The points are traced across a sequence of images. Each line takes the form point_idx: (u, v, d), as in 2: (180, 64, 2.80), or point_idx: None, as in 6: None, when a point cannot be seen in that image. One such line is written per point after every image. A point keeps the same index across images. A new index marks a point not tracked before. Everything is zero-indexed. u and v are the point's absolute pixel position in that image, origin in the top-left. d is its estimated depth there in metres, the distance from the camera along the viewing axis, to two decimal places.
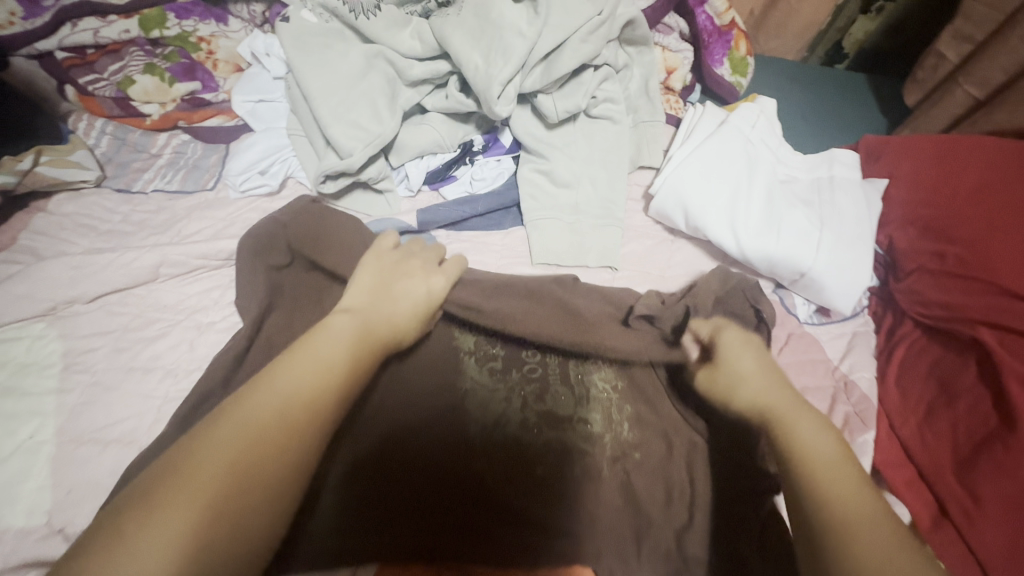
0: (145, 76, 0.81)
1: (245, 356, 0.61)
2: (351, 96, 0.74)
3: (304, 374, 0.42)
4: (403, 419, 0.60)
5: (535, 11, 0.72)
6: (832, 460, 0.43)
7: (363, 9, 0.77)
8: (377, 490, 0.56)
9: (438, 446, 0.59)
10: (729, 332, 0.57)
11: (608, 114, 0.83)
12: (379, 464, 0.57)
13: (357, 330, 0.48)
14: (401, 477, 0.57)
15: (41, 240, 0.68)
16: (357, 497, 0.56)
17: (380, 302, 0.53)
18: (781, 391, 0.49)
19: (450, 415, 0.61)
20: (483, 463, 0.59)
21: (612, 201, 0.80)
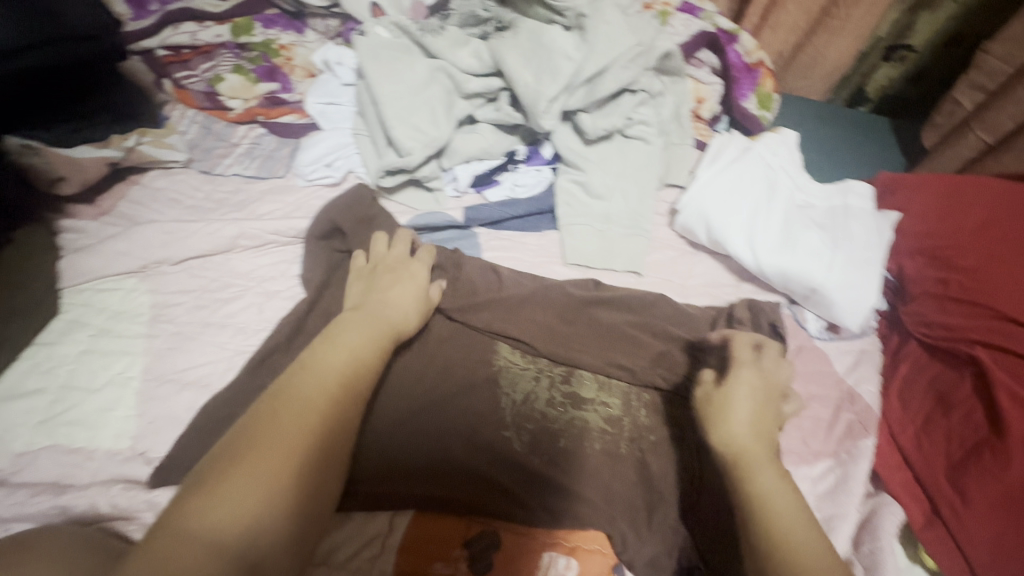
0: (233, 75, 0.93)
1: (306, 320, 0.68)
2: (415, 102, 0.83)
3: (336, 358, 0.53)
4: (418, 390, 0.67)
5: (583, 39, 0.81)
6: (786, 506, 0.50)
7: (431, 29, 0.88)
8: (401, 449, 0.63)
9: (462, 416, 0.66)
10: (727, 386, 0.61)
11: (641, 134, 0.91)
12: (414, 426, 0.64)
13: (371, 328, 0.58)
14: (421, 441, 0.63)
15: (136, 208, 0.77)
16: (397, 449, 0.63)
17: (374, 306, 0.62)
18: (750, 437, 0.56)
19: (474, 389, 0.68)
20: (505, 435, 0.65)
21: (640, 213, 0.88)
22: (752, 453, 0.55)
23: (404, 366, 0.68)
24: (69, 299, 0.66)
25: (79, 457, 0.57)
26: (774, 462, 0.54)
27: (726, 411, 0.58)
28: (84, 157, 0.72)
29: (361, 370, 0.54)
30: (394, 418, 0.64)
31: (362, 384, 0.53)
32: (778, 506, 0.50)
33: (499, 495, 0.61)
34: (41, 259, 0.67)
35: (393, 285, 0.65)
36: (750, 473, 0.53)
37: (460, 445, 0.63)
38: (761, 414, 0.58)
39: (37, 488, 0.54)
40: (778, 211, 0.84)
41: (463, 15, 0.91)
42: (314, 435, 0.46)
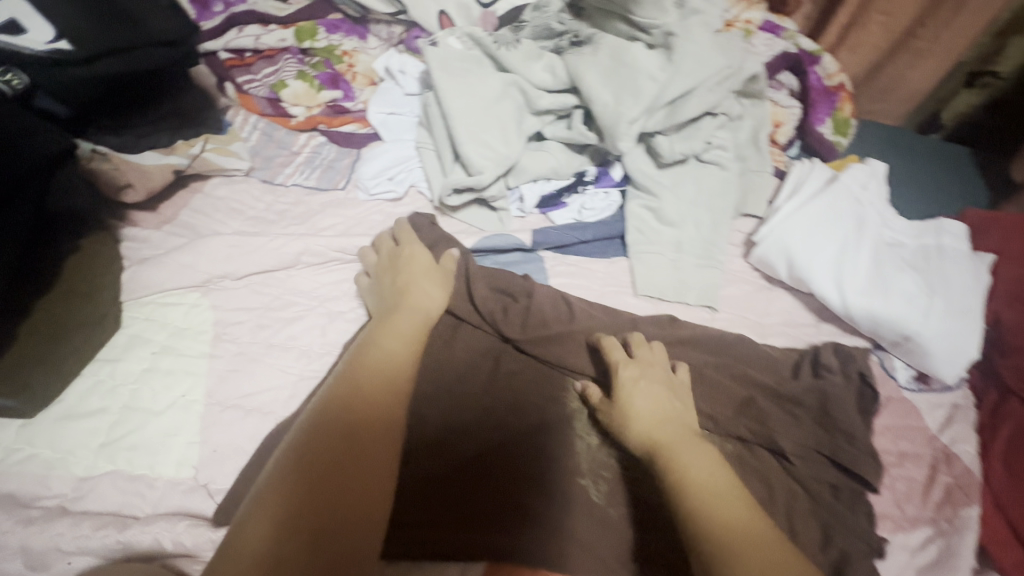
0: (297, 82, 0.90)
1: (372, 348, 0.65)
2: (487, 118, 0.80)
3: (368, 358, 0.57)
4: (459, 414, 0.63)
5: (669, 59, 0.77)
6: (710, 483, 0.50)
7: (506, 42, 0.84)
8: (446, 479, 0.60)
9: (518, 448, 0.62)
10: (624, 379, 0.62)
11: (718, 160, 0.87)
12: (483, 465, 0.60)
13: (402, 328, 0.62)
14: (461, 468, 0.60)
15: (198, 218, 0.74)
16: (466, 490, 0.59)
17: (398, 310, 0.63)
18: (662, 427, 0.57)
19: (527, 417, 0.64)
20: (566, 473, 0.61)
21: (714, 243, 0.83)
22: (671, 440, 0.55)
23: (439, 386, 0.65)
24: (131, 312, 0.64)
25: (141, 484, 0.54)
26: (690, 442, 0.55)
27: (630, 406, 0.60)
28: (151, 164, 0.70)
29: (389, 372, 0.56)
30: (430, 442, 0.62)
31: (391, 377, 0.55)
32: (704, 483, 0.50)
33: (573, 539, 0.57)
34: (109, 270, 0.64)
35: (409, 280, 0.67)
36: (674, 460, 0.53)
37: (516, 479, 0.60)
38: (665, 405, 0.60)
39: (97, 519, 0.51)
40: (867, 249, 0.78)
41: (537, 28, 0.86)
42: (354, 442, 0.48)
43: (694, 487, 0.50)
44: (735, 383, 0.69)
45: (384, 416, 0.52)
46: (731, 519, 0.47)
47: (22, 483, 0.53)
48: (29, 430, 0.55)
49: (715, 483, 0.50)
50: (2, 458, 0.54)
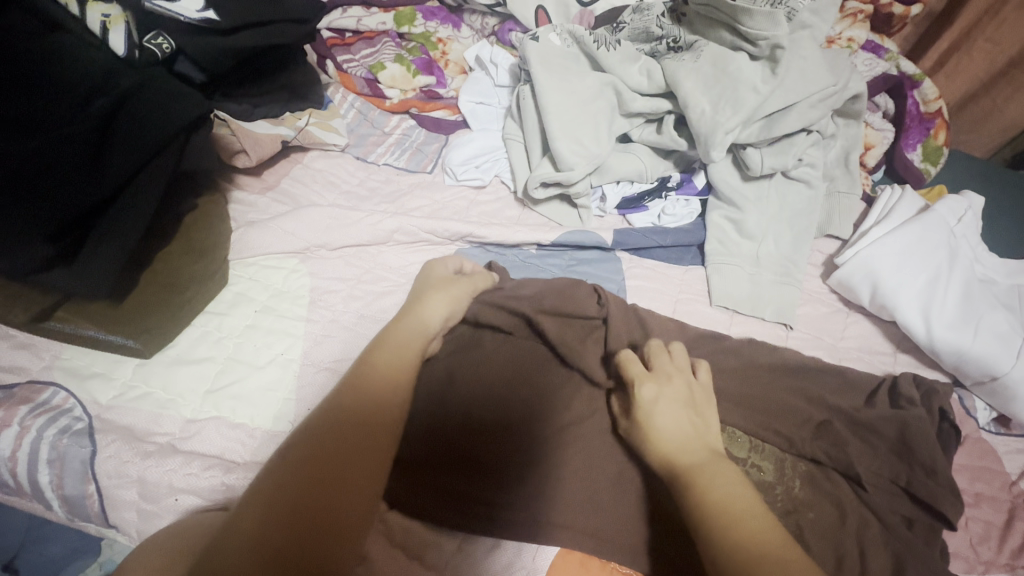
0: (395, 64, 0.93)
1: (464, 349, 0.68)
2: (581, 116, 0.81)
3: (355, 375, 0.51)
4: (493, 408, 0.62)
5: (772, 72, 0.76)
6: (741, 506, 0.47)
7: (606, 42, 0.84)
8: (483, 456, 0.59)
9: (556, 435, 0.61)
10: (643, 398, 0.58)
11: (806, 177, 0.85)
12: (535, 467, 0.59)
13: (392, 340, 0.55)
14: (491, 449, 0.60)
15: (298, 187, 0.78)
16: (513, 485, 0.58)
17: (398, 322, 0.58)
18: (686, 449, 0.54)
19: (565, 409, 0.63)
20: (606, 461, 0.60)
21: (794, 261, 0.82)
22: (692, 462, 0.52)
23: (461, 382, 0.64)
24: (238, 271, 0.68)
25: (241, 433, 0.57)
26: (714, 465, 0.52)
27: (653, 424, 0.56)
28: (262, 132, 0.74)
29: (387, 391, 0.50)
30: (461, 430, 0.61)
31: (366, 401, 0.49)
32: (732, 507, 0.47)
33: (627, 522, 0.57)
34: (219, 230, 0.68)
35: (420, 300, 0.61)
36: (699, 482, 0.50)
37: (559, 462, 0.60)
38: (687, 425, 0.56)
39: (205, 461, 0.55)
40: (958, 282, 0.76)
41: (635, 31, 0.87)
42: (330, 478, 0.43)
43: (715, 506, 0.48)
44: (809, 404, 0.68)
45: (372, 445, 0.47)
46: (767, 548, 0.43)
47: (138, 418, 0.56)
48: (144, 370, 0.59)
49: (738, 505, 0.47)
50: (119, 393, 0.57)
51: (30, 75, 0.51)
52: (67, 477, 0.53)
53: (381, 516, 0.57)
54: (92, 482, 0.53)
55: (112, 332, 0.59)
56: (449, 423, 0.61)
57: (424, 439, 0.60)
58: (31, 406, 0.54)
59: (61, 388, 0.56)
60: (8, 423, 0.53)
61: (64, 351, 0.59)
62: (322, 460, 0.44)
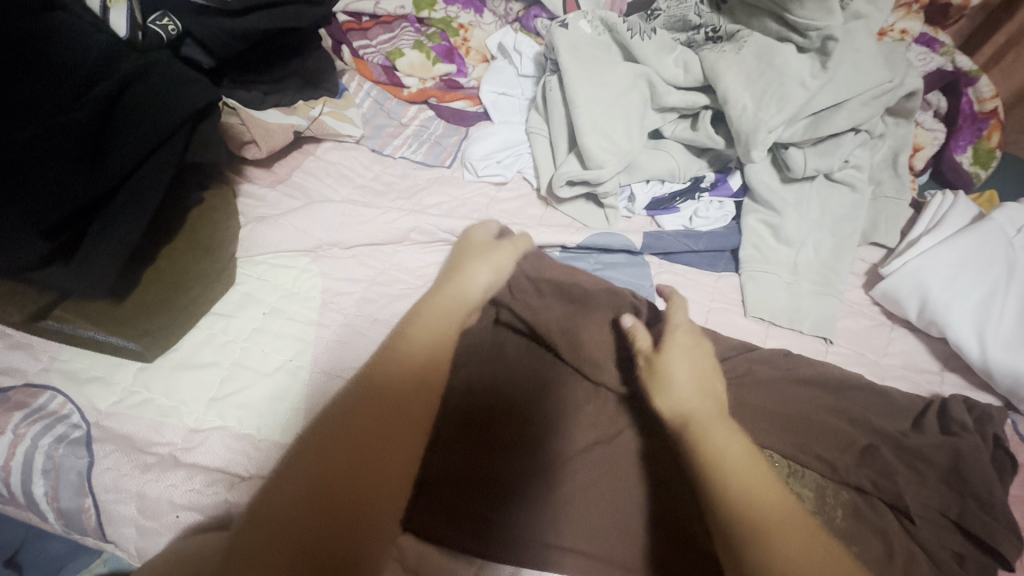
0: (413, 52, 0.88)
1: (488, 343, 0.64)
2: (612, 110, 0.76)
3: (408, 342, 0.51)
4: (517, 420, 0.59)
5: (823, 66, 0.70)
6: (740, 463, 0.46)
7: (640, 30, 0.79)
8: (500, 473, 0.55)
9: (577, 452, 0.57)
10: (660, 354, 0.55)
11: (850, 180, 0.80)
12: (556, 486, 0.55)
13: (433, 311, 0.55)
14: (508, 464, 0.56)
15: (310, 181, 0.74)
16: (534, 504, 0.54)
17: (439, 292, 0.58)
18: (698, 399, 0.51)
19: (585, 428, 0.59)
20: (634, 485, 0.56)
21: (835, 270, 0.77)
22: (700, 413, 0.50)
23: (484, 387, 0.60)
24: (246, 269, 0.64)
25: (246, 445, 0.53)
26: (725, 421, 0.50)
27: (669, 375, 0.53)
28: (273, 122, 0.69)
29: (421, 363, 0.50)
30: (479, 441, 0.57)
31: (417, 374, 0.49)
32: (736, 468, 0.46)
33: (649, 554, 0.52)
34: (226, 225, 0.64)
35: (459, 273, 0.60)
36: (699, 432, 0.49)
37: (581, 485, 0.56)
38: (703, 383, 0.53)
39: (208, 475, 0.51)
40: (1017, 297, 0.70)
41: (671, 19, 0.81)
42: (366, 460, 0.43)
43: (714, 458, 0.47)
44: (852, 427, 0.64)
45: (403, 414, 0.47)
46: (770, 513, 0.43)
47: (138, 427, 0.53)
48: (145, 374, 0.56)
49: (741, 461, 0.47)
50: (119, 400, 0.54)
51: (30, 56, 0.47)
52: (62, 489, 0.50)
53: (393, 541, 0.52)
54: (88, 496, 0.50)
55: (115, 334, 0.55)
56: (468, 433, 0.58)
57: (438, 449, 0.57)
58: (26, 412, 0.51)
59: (58, 393, 0.53)
60: (2, 430, 0.50)
61: (62, 353, 0.55)
62: (348, 425, 0.45)
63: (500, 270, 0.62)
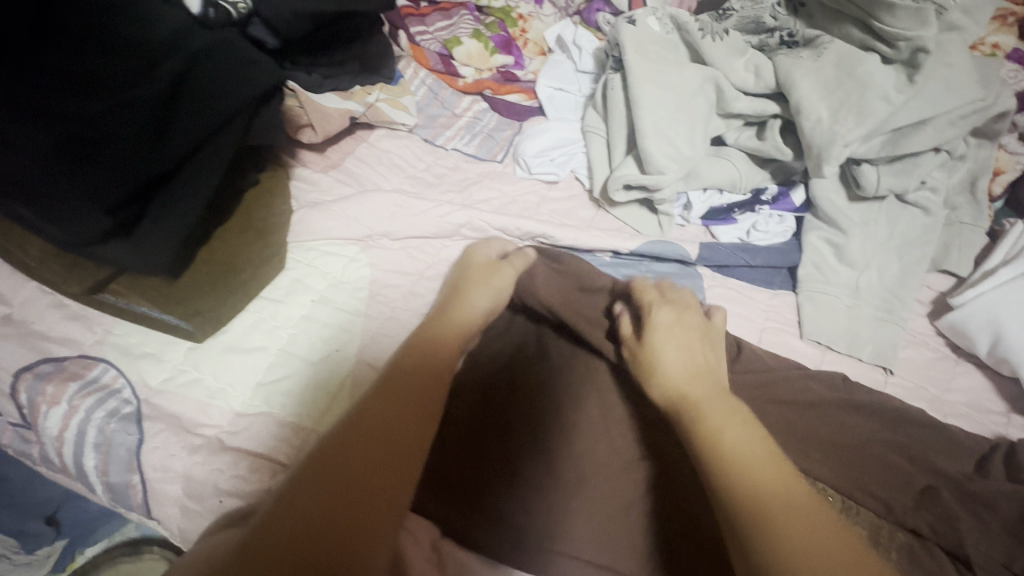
0: (472, 41, 0.86)
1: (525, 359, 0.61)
2: (675, 113, 0.73)
3: (416, 356, 0.53)
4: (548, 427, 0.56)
5: (909, 79, 0.66)
6: (742, 439, 0.44)
7: (712, 31, 0.75)
8: (527, 477, 0.54)
9: (614, 463, 0.55)
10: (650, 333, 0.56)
11: (923, 203, 0.75)
12: (587, 497, 0.53)
13: (430, 329, 0.57)
14: (539, 470, 0.54)
15: (362, 168, 0.73)
16: (567, 512, 0.52)
17: (444, 315, 0.58)
18: (691, 383, 0.51)
19: (623, 438, 0.56)
20: (657, 500, 0.53)
21: (898, 296, 0.73)
22: (701, 394, 0.49)
23: (506, 392, 0.59)
24: (295, 255, 0.63)
25: (288, 431, 0.53)
26: (722, 397, 0.49)
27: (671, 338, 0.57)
28: (331, 106, 0.69)
29: (424, 378, 0.52)
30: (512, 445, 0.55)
31: (427, 388, 0.52)
32: (749, 446, 0.44)
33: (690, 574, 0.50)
34: (280, 209, 0.64)
35: (464, 293, 0.60)
36: (698, 411, 0.48)
37: (620, 497, 0.54)
38: (696, 370, 0.53)
39: (252, 462, 0.51)
40: None
41: (744, 20, 0.77)
42: (373, 464, 0.44)
43: (711, 437, 0.45)
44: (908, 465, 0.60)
45: (395, 426, 0.47)
46: (781, 500, 0.39)
47: (187, 407, 0.53)
48: (195, 354, 0.56)
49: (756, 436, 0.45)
50: (169, 377, 0.54)
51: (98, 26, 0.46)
52: (111, 464, 0.50)
53: (433, 545, 0.52)
54: (136, 472, 0.50)
55: (166, 311, 0.55)
56: (488, 433, 0.56)
57: (461, 447, 0.55)
58: (80, 384, 0.52)
59: (111, 366, 0.53)
60: (58, 401, 0.51)
61: (115, 327, 0.56)
62: (352, 440, 0.45)
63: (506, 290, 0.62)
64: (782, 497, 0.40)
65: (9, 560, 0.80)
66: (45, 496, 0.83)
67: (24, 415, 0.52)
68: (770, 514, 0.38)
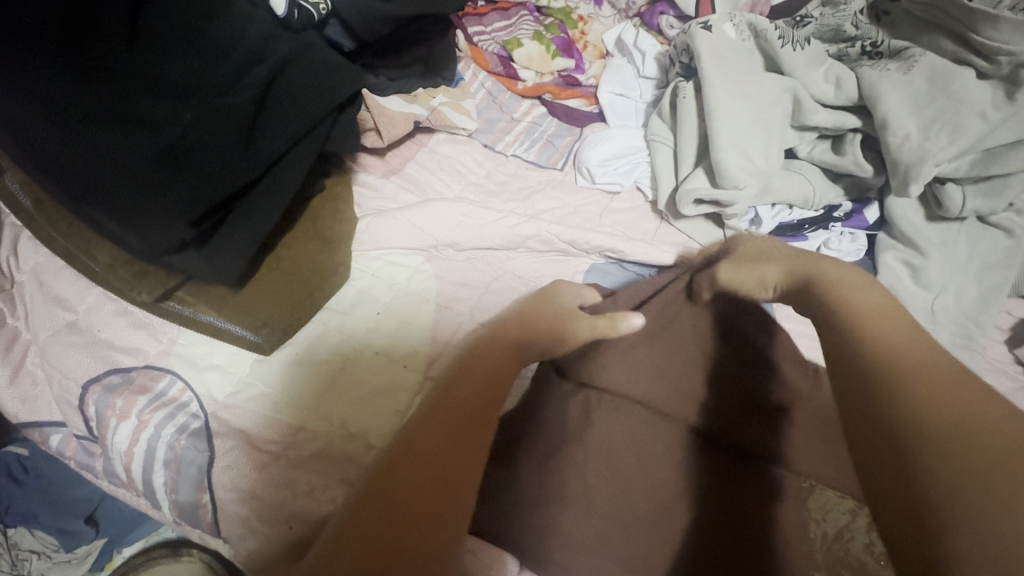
0: (533, 43, 0.83)
1: (589, 385, 0.56)
2: (754, 125, 0.70)
3: (479, 365, 0.49)
4: (620, 455, 0.53)
5: (1009, 96, 0.63)
6: (870, 305, 0.43)
7: (792, 39, 0.72)
8: (602, 504, 0.52)
9: (678, 496, 0.53)
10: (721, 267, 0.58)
11: (1007, 225, 0.71)
12: (660, 531, 0.51)
13: (491, 338, 0.52)
14: (615, 498, 0.52)
15: (424, 174, 0.70)
16: (641, 547, 0.51)
17: (507, 325, 0.54)
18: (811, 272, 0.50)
19: (700, 467, 0.54)
20: (744, 537, 0.50)
21: (979, 323, 0.68)
22: (830, 275, 0.48)
23: (575, 414, 0.55)
24: (360, 265, 0.62)
25: (357, 449, 0.51)
26: (857, 279, 0.47)
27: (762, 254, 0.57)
28: (396, 111, 0.67)
29: (495, 390, 0.48)
30: (590, 470, 0.53)
31: (493, 398, 0.47)
32: (880, 323, 0.41)
33: None
34: (345, 217, 0.62)
35: (540, 308, 0.56)
36: (833, 288, 0.46)
37: (698, 528, 0.51)
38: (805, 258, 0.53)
39: (321, 483, 0.49)
40: None
41: (823, 28, 0.74)
42: (438, 486, 0.40)
43: (845, 304, 0.44)
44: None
45: (465, 446, 0.43)
46: (921, 359, 0.36)
47: (254, 423, 0.51)
48: (262, 367, 0.54)
49: (891, 318, 0.42)
50: (236, 390, 0.52)
51: (191, 33, 0.47)
52: (181, 482, 0.49)
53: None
54: (206, 492, 0.49)
55: (234, 322, 0.53)
56: (563, 456, 0.53)
57: (539, 468, 0.53)
58: (149, 398, 0.50)
59: (177, 378, 0.52)
60: (127, 415, 0.50)
61: (181, 336, 0.54)
62: (417, 460, 0.41)
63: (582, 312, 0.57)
64: (921, 359, 0.36)
65: (48, 558, 0.75)
66: (83, 494, 0.78)
67: (91, 428, 0.51)
68: (906, 375, 0.35)
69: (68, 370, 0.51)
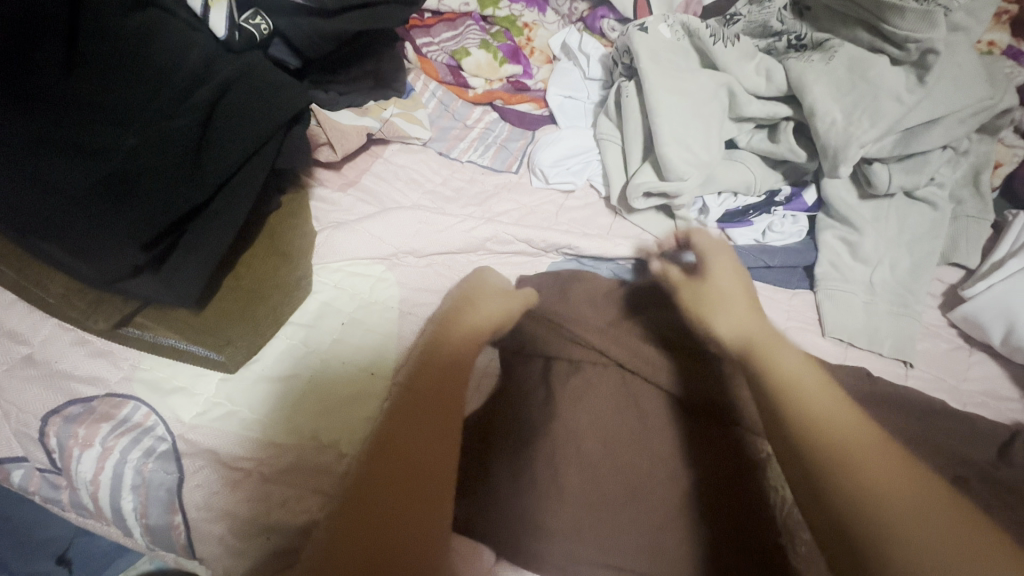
0: (480, 51, 0.86)
1: (552, 372, 0.59)
2: (693, 118, 0.73)
3: (425, 375, 0.49)
4: (585, 447, 0.55)
5: (919, 80, 0.68)
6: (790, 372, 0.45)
7: (723, 37, 0.76)
8: (571, 494, 0.53)
9: (648, 479, 0.55)
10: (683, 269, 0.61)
11: (931, 198, 0.76)
12: (625, 516, 0.53)
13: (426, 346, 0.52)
14: (586, 487, 0.54)
15: (380, 184, 0.72)
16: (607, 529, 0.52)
17: (452, 319, 0.56)
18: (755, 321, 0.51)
19: (666, 451, 0.56)
20: (706, 506, 0.53)
21: (914, 291, 0.72)
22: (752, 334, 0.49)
23: (542, 406, 0.57)
24: (321, 278, 0.62)
25: (329, 459, 0.52)
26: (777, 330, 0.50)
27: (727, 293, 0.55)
28: (347, 124, 0.68)
29: (439, 388, 0.48)
30: (559, 461, 0.54)
31: (443, 396, 0.48)
32: (802, 381, 0.43)
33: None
34: (304, 232, 0.63)
35: (467, 305, 0.58)
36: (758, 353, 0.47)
37: (663, 504, 0.53)
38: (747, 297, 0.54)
39: (290, 494, 0.50)
40: None
41: (752, 24, 0.79)
42: (410, 485, 0.41)
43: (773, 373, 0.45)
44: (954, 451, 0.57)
45: (435, 460, 0.43)
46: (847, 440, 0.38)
47: (222, 441, 0.51)
48: (227, 387, 0.54)
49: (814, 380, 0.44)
50: (202, 411, 0.52)
51: (131, 60, 0.48)
52: (150, 506, 0.49)
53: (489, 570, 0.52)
54: (177, 512, 0.49)
55: (196, 343, 0.54)
56: (532, 450, 0.55)
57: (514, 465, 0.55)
58: (112, 424, 0.50)
59: (141, 403, 0.52)
60: (90, 443, 0.50)
61: (142, 361, 0.54)
62: (384, 473, 0.42)
63: (509, 305, 0.60)
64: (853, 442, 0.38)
65: None
66: (53, 531, 0.75)
67: (54, 460, 0.51)
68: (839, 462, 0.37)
69: (26, 404, 0.51)
